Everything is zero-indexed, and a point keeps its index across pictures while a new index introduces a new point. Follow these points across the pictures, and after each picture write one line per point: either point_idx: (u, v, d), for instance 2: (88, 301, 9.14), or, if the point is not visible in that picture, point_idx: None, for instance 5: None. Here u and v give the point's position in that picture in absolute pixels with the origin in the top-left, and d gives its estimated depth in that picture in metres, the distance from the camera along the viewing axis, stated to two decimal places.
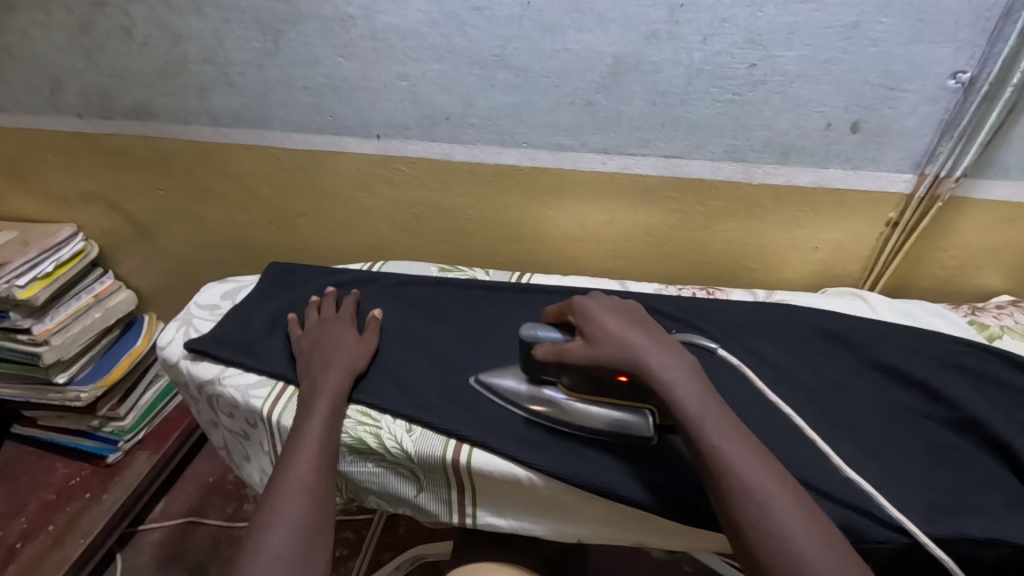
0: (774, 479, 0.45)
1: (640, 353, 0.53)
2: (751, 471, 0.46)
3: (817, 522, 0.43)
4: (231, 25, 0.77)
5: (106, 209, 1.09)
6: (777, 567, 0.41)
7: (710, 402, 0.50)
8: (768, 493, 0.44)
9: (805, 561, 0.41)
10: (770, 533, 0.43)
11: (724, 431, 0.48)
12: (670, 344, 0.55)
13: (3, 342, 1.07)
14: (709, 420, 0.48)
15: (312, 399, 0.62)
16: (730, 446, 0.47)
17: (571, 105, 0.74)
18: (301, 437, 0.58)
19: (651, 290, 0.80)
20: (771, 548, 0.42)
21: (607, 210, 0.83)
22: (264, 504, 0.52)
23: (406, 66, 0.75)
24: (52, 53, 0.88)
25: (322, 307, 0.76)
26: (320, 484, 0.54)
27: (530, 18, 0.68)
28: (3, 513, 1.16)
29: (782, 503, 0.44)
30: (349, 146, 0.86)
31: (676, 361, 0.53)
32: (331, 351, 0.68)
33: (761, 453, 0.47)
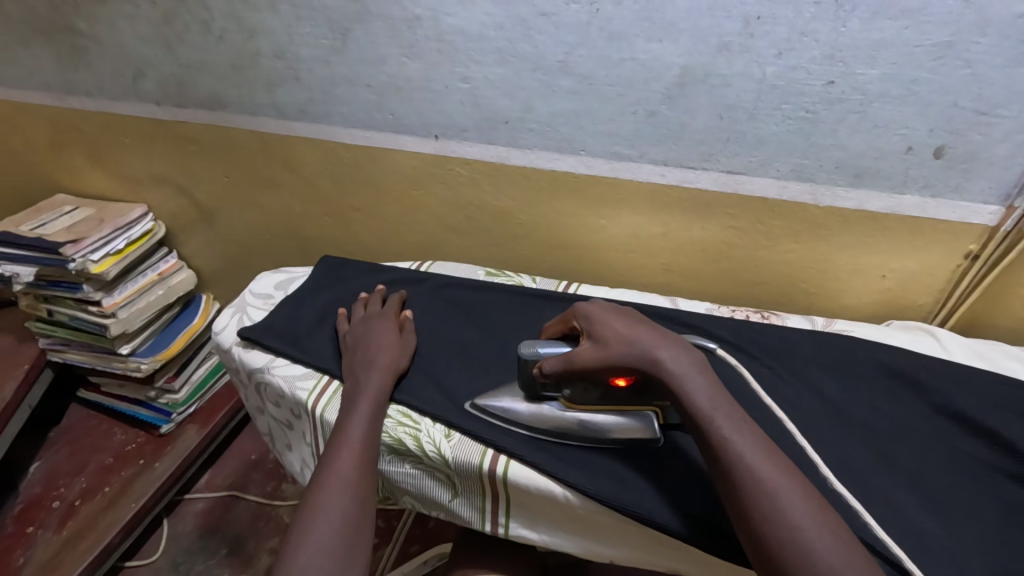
0: (783, 472, 0.46)
1: (649, 352, 0.53)
2: (759, 464, 0.46)
3: (825, 515, 0.44)
4: (302, 23, 0.79)
5: (174, 192, 1.14)
6: (788, 558, 0.42)
7: (718, 394, 0.51)
8: (776, 485, 0.45)
9: (812, 550, 0.42)
10: (783, 526, 0.43)
11: (735, 425, 0.48)
12: (679, 342, 0.55)
13: (75, 312, 1.14)
14: (719, 414, 0.49)
15: (355, 397, 0.63)
16: (741, 439, 0.47)
17: (633, 114, 0.72)
18: (344, 434, 0.59)
19: (702, 309, 0.77)
20: (779, 540, 0.43)
21: (661, 222, 0.81)
22: (309, 497, 0.53)
23: (468, 69, 0.75)
24: (136, 43, 0.92)
25: (369, 304, 0.77)
26: (360, 483, 0.55)
27: (597, 26, 0.66)
28: (65, 471, 1.24)
29: (793, 496, 0.44)
30: (407, 145, 0.87)
31: (685, 359, 0.53)
32: (374, 349, 0.69)
33: (769, 447, 0.48)
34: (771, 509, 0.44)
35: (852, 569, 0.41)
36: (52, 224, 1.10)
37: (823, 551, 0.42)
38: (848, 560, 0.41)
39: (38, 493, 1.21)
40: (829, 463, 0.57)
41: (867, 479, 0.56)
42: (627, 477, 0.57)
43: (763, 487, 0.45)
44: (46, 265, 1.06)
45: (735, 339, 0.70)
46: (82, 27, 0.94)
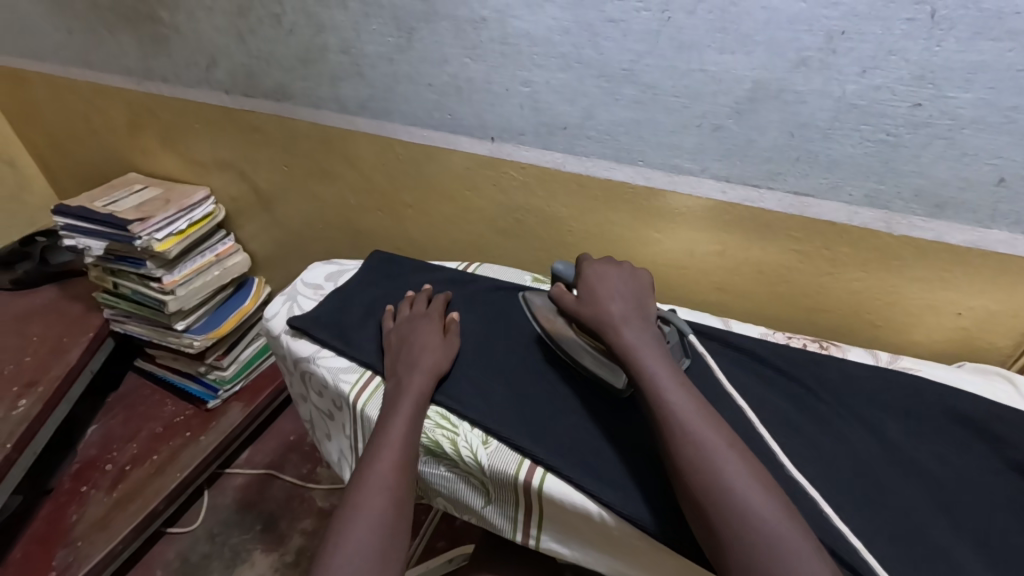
0: (710, 426, 0.50)
1: (612, 315, 0.60)
2: (692, 421, 0.50)
3: (751, 467, 0.48)
4: (370, 20, 0.80)
5: (236, 177, 1.18)
6: (710, 503, 0.46)
7: (660, 360, 0.56)
8: (704, 439, 0.49)
9: (731, 496, 0.45)
10: (705, 474, 0.47)
11: (673, 386, 0.53)
12: (645, 315, 0.61)
13: (138, 286, 1.19)
14: (659, 376, 0.54)
15: (397, 397, 0.63)
16: (674, 397, 0.52)
17: (698, 127, 0.70)
18: (386, 434, 0.59)
19: (756, 333, 0.74)
20: (705, 487, 0.47)
21: (718, 240, 0.78)
22: (349, 497, 0.54)
23: (531, 73, 0.75)
24: (212, 33, 0.96)
25: (415, 302, 0.77)
26: (400, 484, 0.55)
27: (667, 35, 0.64)
28: (119, 436, 1.30)
29: (719, 449, 0.48)
30: (463, 145, 0.87)
31: (642, 329, 0.59)
32: (418, 350, 0.69)
33: (702, 406, 0.52)
34: (696, 460, 0.48)
35: (770, 516, 0.44)
36: (123, 202, 1.16)
37: (742, 496, 0.45)
38: (766, 505, 0.45)
39: (93, 455, 1.27)
40: (886, 514, 0.53)
41: (931, 537, 0.52)
42: (669, 502, 0.55)
43: (691, 440, 0.49)
44: (115, 240, 1.11)
45: (790, 369, 0.67)
46: (163, 16, 0.98)
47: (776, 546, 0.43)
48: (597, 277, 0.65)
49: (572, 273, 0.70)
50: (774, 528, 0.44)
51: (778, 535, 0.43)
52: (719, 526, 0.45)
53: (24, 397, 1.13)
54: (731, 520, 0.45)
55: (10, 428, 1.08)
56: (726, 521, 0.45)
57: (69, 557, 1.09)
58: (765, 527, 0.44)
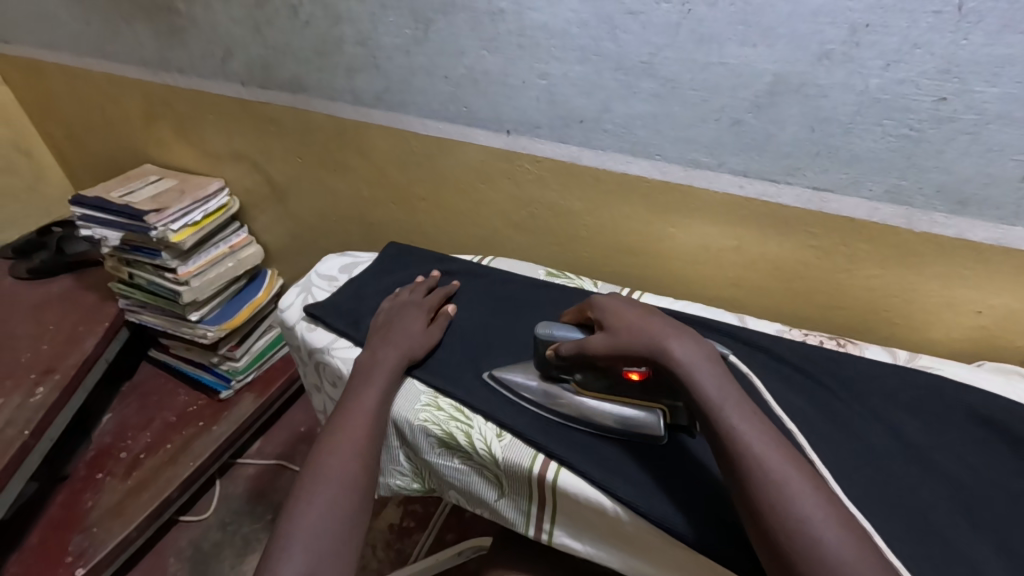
0: (786, 459, 0.46)
1: (655, 335, 0.55)
2: (768, 453, 0.47)
3: (834, 507, 0.44)
4: (387, 12, 0.80)
5: (251, 169, 1.18)
6: (794, 549, 0.43)
7: (727, 384, 0.51)
8: (783, 475, 0.45)
9: (819, 542, 0.42)
10: (787, 517, 0.44)
11: (743, 414, 0.49)
12: (689, 329, 0.56)
13: (153, 277, 1.20)
14: (726, 403, 0.49)
15: (370, 371, 0.66)
16: (748, 428, 0.48)
17: (716, 121, 0.69)
18: (358, 406, 0.63)
19: (771, 330, 0.74)
20: (790, 532, 0.43)
21: (734, 235, 0.78)
22: (316, 462, 0.57)
23: (548, 66, 0.74)
24: (229, 25, 0.96)
25: (415, 288, 0.79)
26: (369, 447, 0.60)
27: (687, 27, 0.64)
28: (134, 424, 1.32)
29: (801, 489, 0.45)
30: (478, 138, 0.87)
31: (693, 343, 0.54)
32: (397, 331, 0.71)
33: (776, 437, 0.48)
34: (777, 500, 0.44)
35: (865, 566, 0.41)
36: (138, 193, 1.17)
37: (832, 544, 0.42)
38: (858, 553, 0.42)
39: (108, 442, 1.29)
40: (902, 511, 0.53)
41: (948, 535, 0.51)
42: (683, 499, 0.55)
43: (768, 476, 0.45)
44: (130, 231, 1.12)
45: (807, 366, 0.67)
46: (181, 7, 0.98)
47: None
48: (615, 312, 0.60)
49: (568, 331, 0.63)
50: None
51: None
52: (803, 572, 0.42)
53: (41, 384, 1.15)
54: (822, 571, 0.41)
55: (28, 414, 1.09)
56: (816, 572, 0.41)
57: (85, 542, 1.11)
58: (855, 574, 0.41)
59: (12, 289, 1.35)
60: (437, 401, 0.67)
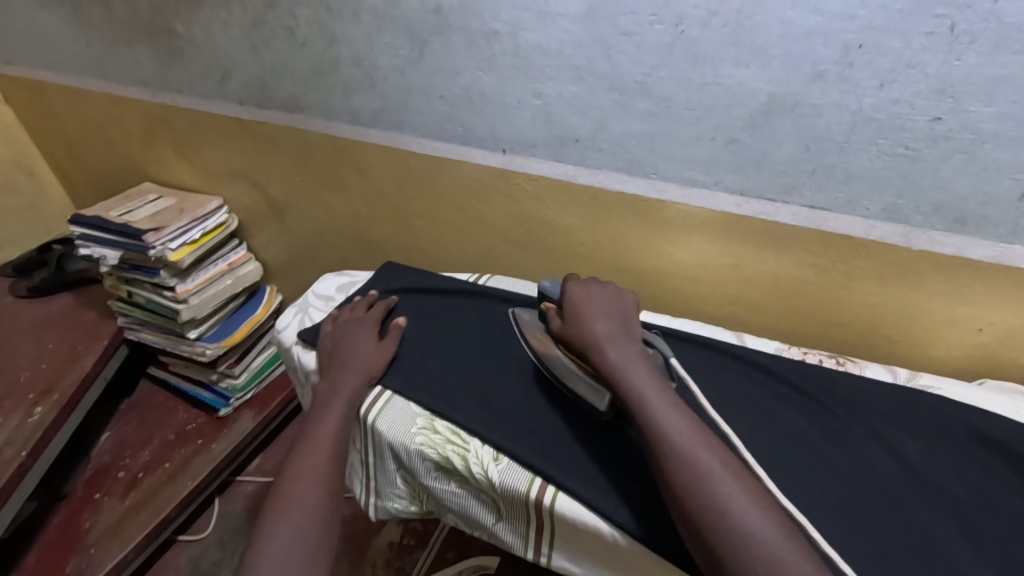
0: (704, 446, 0.49)
1: (596, 334, 0.61)
2: (682, 437, 0.50)
3: (743, 484, 0.47)
4: (382, 33, 0.80)
5: (249, 187, 1.19)
6: (704, 523, 0.46)
7: (650, 380, 0.56)
8: (695, 456, 0.49)
9: (723, 515, 0.45)
10: (697, 493, 0.47)
11: (662, 405, 0.53)
12: (628, 332, 0.62)
13: (151, 295, 1.20)
14: (647, 397, 0.54)
15: (329, 397, 0.67)
16: (665, 416, 0.52)
17: (711, 140, 0.69)
18: (318, 432, 0.63)
19: (771, 348, 0.73)
20: (699, 508, 0.46)
21: (731, 253, 0.78)
22: (280, 489, 0.58)
23: (543, 85, 0.74)
24: (226, 46, 0.97)
25: (358, 305, 0.80)
26: (332, 470, 0.60)
27: (681, 48, 0.64)
28: (132, 443, 1.31)
29: (711, 467, 0.48)
30: (474, 156, 0.87)
31: (628, 347, 0.59)
32: (350, 354, 0.72)
33: (693, 424, 0.52)
34: (693, 483, 0.47)
35: (765, 534, 0.44)
36: (137, 211, 1.17)
37: (736, 515, 0.45)
38: (759, 522, 0.44)
39: (106, 461, 1.28)
40: (905, 533, 0.52)
41: (949, 559, 0.50)
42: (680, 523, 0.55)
43: (686, 463, 0.48)
44: (129, 250, 1.12)
45: (805, 386, 0.66)
46: (179, 29, 0.99)
47: (772, 565, 0.42)
48: (581, 297, 0.66)
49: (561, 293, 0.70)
50: (769, 546, 0.43)
51: (771, 553, 0.43)
52: (710, 543, 0.45)
53: (40, 404, 1.14)
54: (725, 540, 0.44)
55: (26, 435, 1.09)
56: (720, 541, 0.44)
57: (83, 563, 1.10)
58: (763, 551, 0.43)
59: (12, 307, 1.35)
60: (433, 424, 0.67)
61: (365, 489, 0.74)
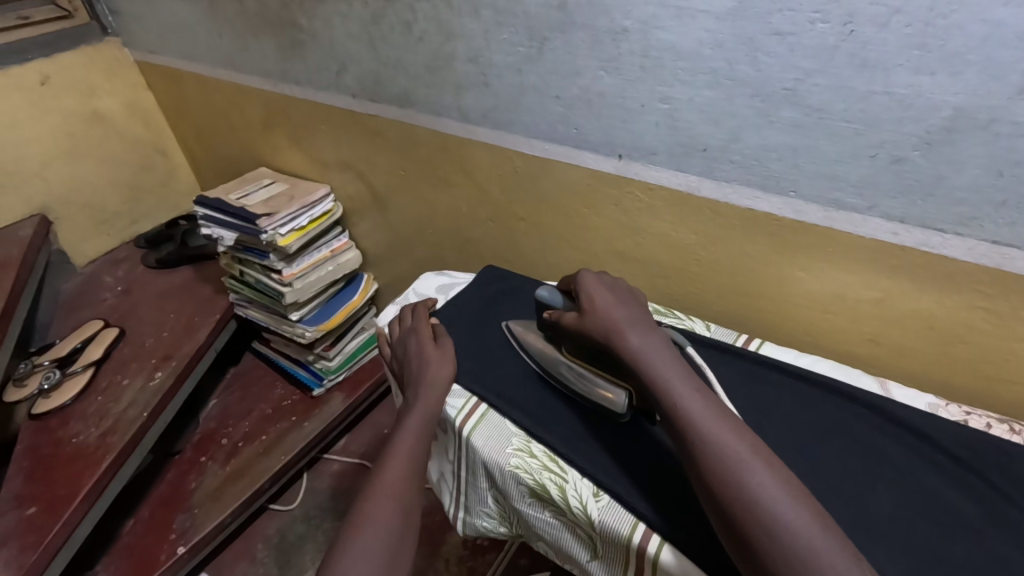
0: (731, 431, 0.49)
1: (616, 323, 0.60)
2: (709, 422, 0.50)
3: (776, 472, 0.47)
4: (502, 29, 0.77)
5: (354, 177, 1.21)
6: (732, 505, 0.45)
7: (675, 366, 0.55)
8: (722, 441, 0.48)
9: (756, 502, 0.45)
10: (729, 480, 0.46)
11: (687, 390, 0.53)
12: (647, 321, 0.61)
13: (260, 276, 1.25)
14: (674, 383, 0.54)
15: (406, 415, 0.65)
16: (691, 403, 0.52)
17: (872, 157, 0.59)
18: (399, 448, 0.62)
19: (920, 403, 0.63)
20: (733, 496, 0.46)
21: (877, 285, 0.68)
22: (363, 507, 0.56)
23: (672, 89, 0.68)
24: (345, 39, 0.98)
25: (404, 318, 0.78)
26: (407, 491, 0.58)
27: (847, 52, 0.55)
28: (235, 413, 1.40)
29: (743, 456, 0.47)
30: (586, 161, 0.82)
31: (648, 332, 0.59)
32: (416, 368, 0.70)
33: (720, 409, 0.51)
34: (725, 469, 0.47)
35: (799, 524, 0.43)
36: (254, 195, 1.22)
37: (771, 503, 0.44)
38: (791, 509, 0.44)
39: (212, 427, 1.37)
40: None
41: None
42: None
43: (718, 455, 0.48)
44: (243, 233, 1.17)
45: (968, 458, 0.57)
46: (302, 22, 1.01)
47: (808, 557, 0.42)
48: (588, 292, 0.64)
49: (560, 297, 0.67)
50: (805, 539, 0.42)
51: (810, 547, 0.42)
52: (742, 528, 0.44)
53: (160, 369, 1.24)
54: (757, 525, 0.44)
55: (147, 397, 1.18)
56: (753, 529, 0.44)
57: (186, 522, 1.18)
58: (799, 543, 0.42)
59: (142, 277, 1.48)
60: (529, 446, 0.64)
61: (455, 501, 0.72)
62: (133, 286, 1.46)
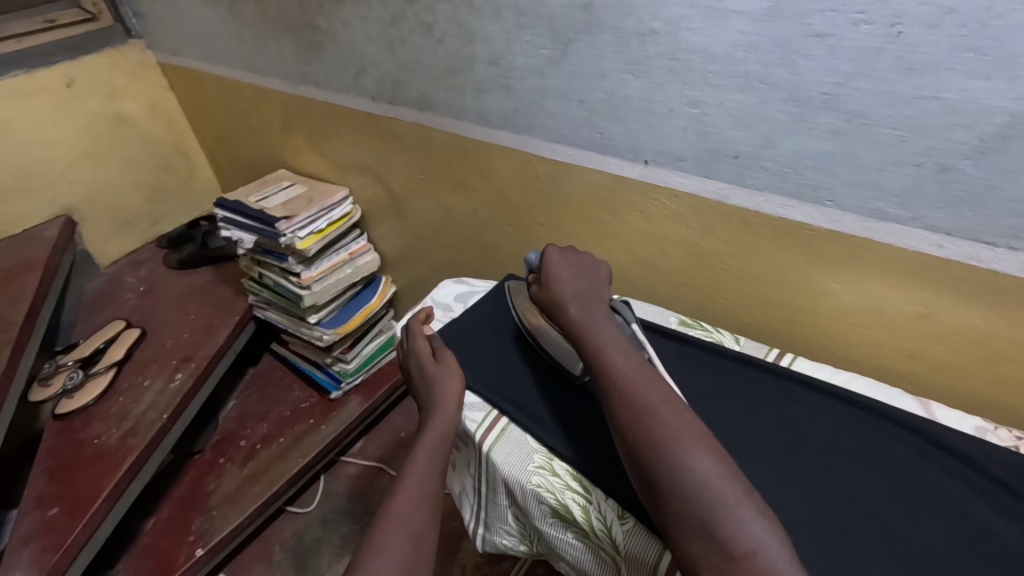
0: (646, 384, 0.54)
1: (563, 296, 0.65)
2: (626, 375, 0.55)
3: (682, 416, 0.50)
4: (524, 30, 0.75)
5: (373, 180, 1.20)
6: (636, 443, 0.50)
7: (608, 331, 0.61)
8: (635, 390, 0.53)
9: (657, 439, 0.49)
10: (636, 421, 0.51)
11: (613, 350, 0.58)
12: (596, 295, 0.66)
13: (279, 279, 1.25)
14: (603, 344, 0.59)
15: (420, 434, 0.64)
16: (613, 359, 0.57)
17: (917, 166, 0.56)
18: (416, 467, 0.60)
19: (967, 427, 0.60)
20: (638, 435, 0.50)
21: (918, 299, 0.64)
22: (379, 528, 0.55)
23: (702, 93, 0.65)
24: (364, 41, 0.96)
25: (404, 340, 0.78)
26: (421, 509, 0.57)
27: (893, 54, 0.52)
28: (254, 414, 1.40)
29: (651, 402, 0.52)
30: (610, 167, 0.79)
31: (591, 305, 0.64)
32: (424, 389, 0.69)
33: (640, 365, 0.56)
34: (633, 412, 0.51)
35: (690, 457, 0.47)
36: (273, 198, 1.22)
37: (670, 440, 0.48)
38: (686, 446, 0.48)
39: (231, 429, 1.38)
40: None
41: None
42: None
43: (629, 401, 0.52)
44: (262, 236, 1.17)
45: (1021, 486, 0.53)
46: (321, 24, 1.00)
47: (694, 486, 0.45)
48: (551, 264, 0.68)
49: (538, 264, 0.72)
50: (693, 470, 0.46)
51: (697, 477, 0.45)
52: (642, 462, 0.49)
53: (180, 371, 1.24)
54: (652, 458, 0.48)
55: (167, 399, 1.19)
56: (651, 463, 0.48)
57: (204, 524, 1.19)
58: (688, 474, 0.46)
59: (164, 277, 1.49)
60: (551, 464, 0.62)
61: (475, 517, 0.71)
62: (155, 287, 1.47)
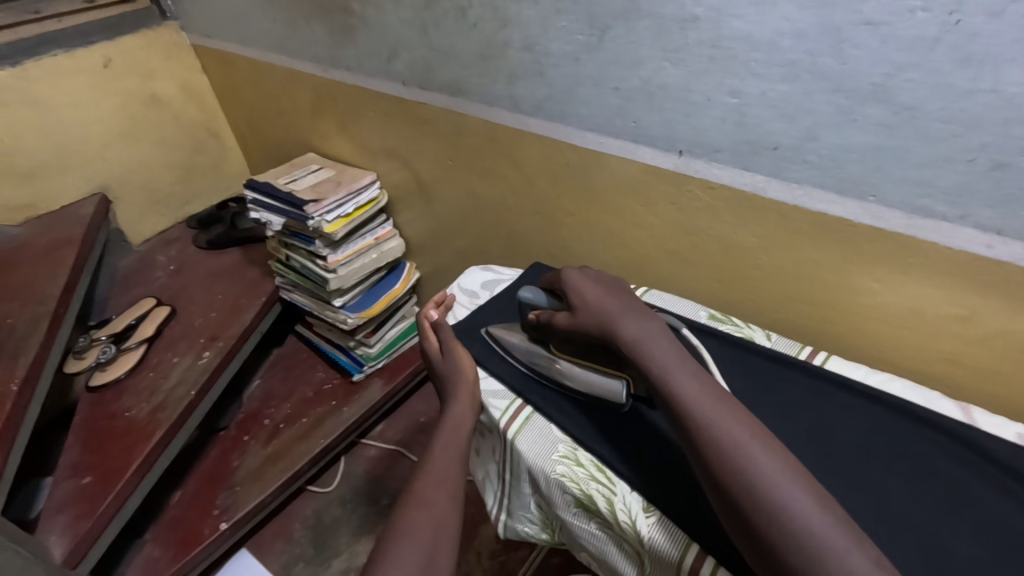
0: (729, 416, 0.49)
1: (610, 313, 0.61)
2: (705, 408, 0.50)
3: (778, 454, 0.46)
4: (560, 16, 0.74)
5: (400, 165, 1.20)
6: (734, 489, 0.44)
7: (671, 352, 0.56)
8: (719, 424, 0.48)
9: (758, 483, 0.43)
10: (730, 464, 0.45)
11: (683, 375, 0.53)
12: (642, 310, 0.62)
13: (305, 261, 1.26)
14: (670, 369, 0.54)
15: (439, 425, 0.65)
16: (688, 388, 0.51)
17: (968, 162, 0.54)
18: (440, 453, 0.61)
19: (1009, 435, 0.58)
20: (735, 479, 0.44)
21: (961, 301, 0.62)
22: (404, 510, 0.55)
23: (743, 82, 0.63)
24: (396, 25, 0.96)
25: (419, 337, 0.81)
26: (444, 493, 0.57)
27: (949, 44, 0.50)
28: (278, 394, 1.43)
29: (743, 438, 0.46)
30: (643, 157, 0.78)
31: (642, 319, 0.60)
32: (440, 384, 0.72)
33: (717, 393, 0.51)
34: (724, 453, 0.46)
35: (803, 506, 0.42)
36: (301, 180, 1.23)
37: (777, 486, 0.43)
38: (793, 491, 0.43)
39: (255, 407, 1.40)
40: None
41: None
42: None
43: (714, 439, 0.47)
44: (290, 218, 1.18)
45: None
46: (354, 7, 1.00)
47: (816, 542, 0.40)
48: (575, 288, 0.66)
49: (545, 296, 0.69)
50: (808, 523, 0.41)
51: (819, 531, 0.40)
52: (744, 510, 0.43)
53: (208, 349, 1.27)
54: (759, 506, 0.43)
55: (195, 375, 1.21)
56: (758, 512, 0.43)
57: (229, 499, 1.22)
58: (808, 528, 0.41)
59: (193, 257, 1.52)
60: (576, 454, 0.61)
61: (497, 503, 0.71)
62: (185, 266, 1.49)
